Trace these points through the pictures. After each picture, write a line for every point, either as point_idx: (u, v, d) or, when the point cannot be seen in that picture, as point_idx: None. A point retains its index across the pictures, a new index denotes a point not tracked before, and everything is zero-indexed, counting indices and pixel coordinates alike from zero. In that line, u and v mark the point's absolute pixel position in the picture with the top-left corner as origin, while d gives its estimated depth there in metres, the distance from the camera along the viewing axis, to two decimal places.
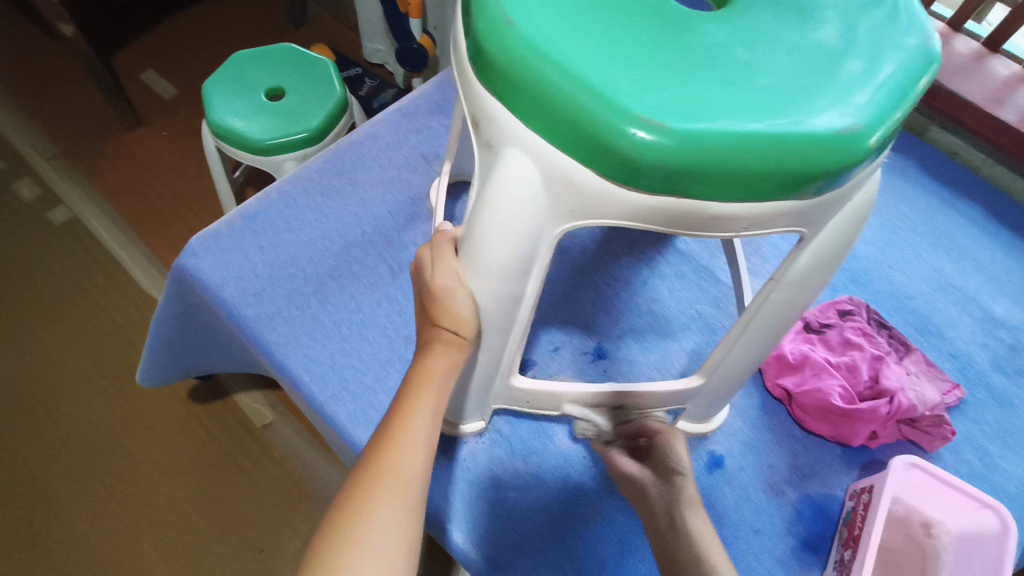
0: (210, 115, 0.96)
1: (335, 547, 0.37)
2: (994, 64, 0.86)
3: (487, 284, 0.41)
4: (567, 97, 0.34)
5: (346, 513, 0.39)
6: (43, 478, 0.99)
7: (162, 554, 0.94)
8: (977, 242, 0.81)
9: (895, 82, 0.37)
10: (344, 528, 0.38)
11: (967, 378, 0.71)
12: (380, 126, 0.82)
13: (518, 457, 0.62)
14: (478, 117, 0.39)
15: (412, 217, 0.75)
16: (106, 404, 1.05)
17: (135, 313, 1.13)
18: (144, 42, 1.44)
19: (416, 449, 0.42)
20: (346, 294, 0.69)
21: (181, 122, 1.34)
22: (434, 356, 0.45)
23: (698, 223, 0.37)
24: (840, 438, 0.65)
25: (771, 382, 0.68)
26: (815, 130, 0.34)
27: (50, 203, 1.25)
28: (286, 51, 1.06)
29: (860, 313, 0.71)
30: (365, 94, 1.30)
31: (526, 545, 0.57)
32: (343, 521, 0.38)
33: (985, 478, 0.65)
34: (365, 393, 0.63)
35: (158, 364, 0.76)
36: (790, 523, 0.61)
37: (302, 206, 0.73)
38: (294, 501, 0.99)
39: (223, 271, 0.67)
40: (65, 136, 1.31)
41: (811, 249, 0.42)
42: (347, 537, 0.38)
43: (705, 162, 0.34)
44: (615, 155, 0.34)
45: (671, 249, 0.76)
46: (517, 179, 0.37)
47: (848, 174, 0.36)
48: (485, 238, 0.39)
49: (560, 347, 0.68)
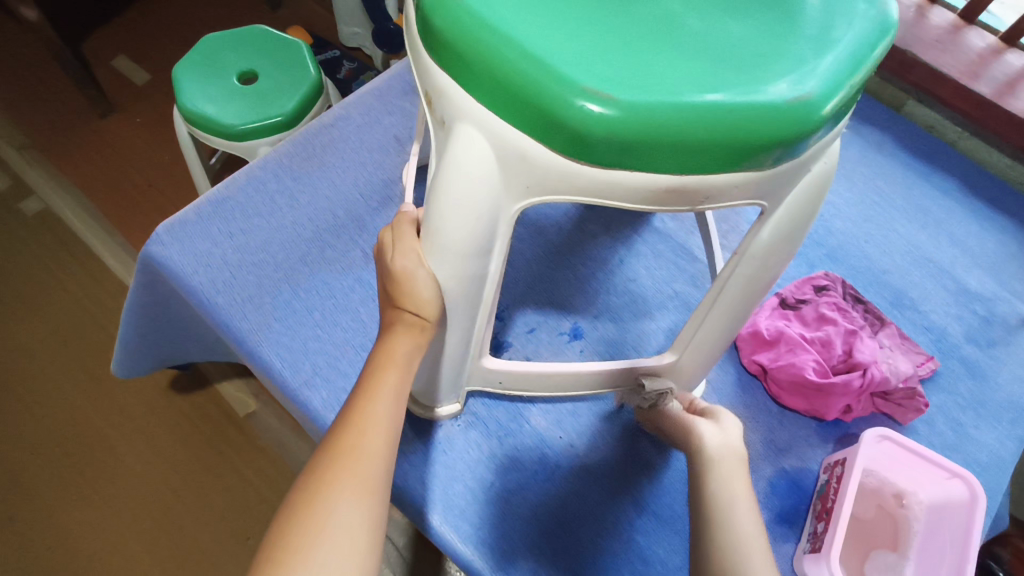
0: (180, 100, 0.94)
1: (296, 529, 0.37)
2: (971, 37, 0.86)
3: (448, 263, 0.40)
4: (515, 69, 0.33)
5: (309, 494, 0.38)
6: (22, 472, 0.98)
7: (146, 545, 0.93)
8: (953, 216, 0.82)
9: (850, 50, 0.36)
10: (306, 508, 0.37)
11: (941, 350, 0.72)
12: (351, 108, 0.80)
13: (494, 439, 0.62)
14: (431, 92, 0.38)
15: (384, 200, 0.74)
16: (86, 397, 1.04)
17: (113, 304, 1.12)
18: (115, 27, 1.40)
19: (379, 431, 0.41)
20: (318, 279, 0.68)
21: (154, 109, 1.31)
22: (396, 338, 0.45)
23: (656, 197, 0.37)
24: (815, 413, 0.65)
25: (746, 358, 0.68)
26: (767, 100, 0.34)
27: (22, 194, 1.22)
28: (259, 32, 1.03)
29: (835, 288, 0.71)
30: (342, 78, 1.28)
31: (505, 527, 0.57)
32: (305, 503, 0.38)
33: (958, 449, 0.66)
34: (339, 378, 0.63)
35: (132, 355, 0.75)
36: (765, 498, 0.61)
37: (271, 191, 0.72)
38: (279, 489, 0.99)
39: (191, 257, 0.66)
40: (35, 124, 1.28)
41: (772, 222, 0.42)
42: (309, 518, 0.37)
43: (658, 135, 0.33)
44: (565, 128, 0.33)
45: (647, 228, 0.76)
46: (470, 155, 0.36)
47: (804, 143, 0.36)
48: (441, 217, 0.38)
49: (536, 328, 0.67)
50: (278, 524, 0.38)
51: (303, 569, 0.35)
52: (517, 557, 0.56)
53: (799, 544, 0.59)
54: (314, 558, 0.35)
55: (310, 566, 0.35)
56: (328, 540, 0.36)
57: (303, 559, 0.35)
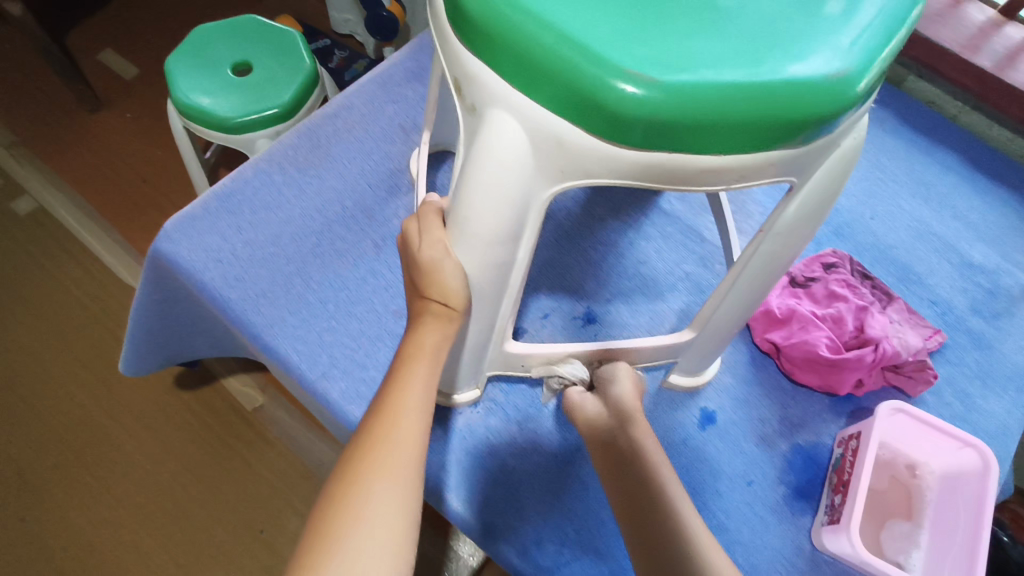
0: (175, 94, 0.92)
1: (335, 517, 0.37)
2: (970, 10, 0.86)
3: (478, 250, 0.40)
4: (550, 53, 0.33)
5: (344, 483, 0.39)
6: (32, 473, 0.97)
7: (161, 542, 0.94)
8: (955, 190, 0.82)
9: (880, 25, 0.37)
10: (342, 497, 0.38)
11: (947, 323, 0.73)
12: (354, 97, 0.79)
13: (514, 425, 0.62)
14: (461, 79, 0.38)
15: (393, 189, 0.74)
16: (92, 397, 1.03)
17: (114, 302, 1.11)
18: (99, 21, 1.38)
19: (412, 421, 0.42)
20: (331, 271, 0.68)
21: (145, 104, 1.29)
22: (425, 329, 0.45)
23: (690, 176, 0.37)
24: (828, 388, 0.66)
25: (758, 337, 0.69)
26: (802, 77, 0.34)
27: (14, 194, 1.20)
28: (251, 22, 1.01)
29: (843, 265, 0.72)
30: (335, 66, 1.26)
31: (528, 510, 0.58)
32: (341, 491, 0.38)
33: (966, 419, 0.67)
34: (356, 369, 0.63)
35: (140, 353, 0.74)
36: (782, 473, 0.63)
37: (279, 183, 0.72)
38: (292, 483, 0.99)
39: (201, 253, 0.65)
40: (24, 122, 1.26)
41: (799, 198, 0.42)
42: (346, 510, 0.37)
43: (696, 115, 0.33)
44: (603, 111, 0.33)
45: (656, 209, 0.76)
46: (504, 141, 0.36)
47: (836, 120, 0.36)
48: (473, 204, 0.38)
49: (550, 313, 0.68)
50: (317, 512, 0.38)
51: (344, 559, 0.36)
52: (541, 539, 0.57)
53: (816, 517, 0.60)
54: (351, 546, 0.36)
55: (349, 554, 0.36)
56: (367, 530, 0.37)
57: (342, 546, 0.36)
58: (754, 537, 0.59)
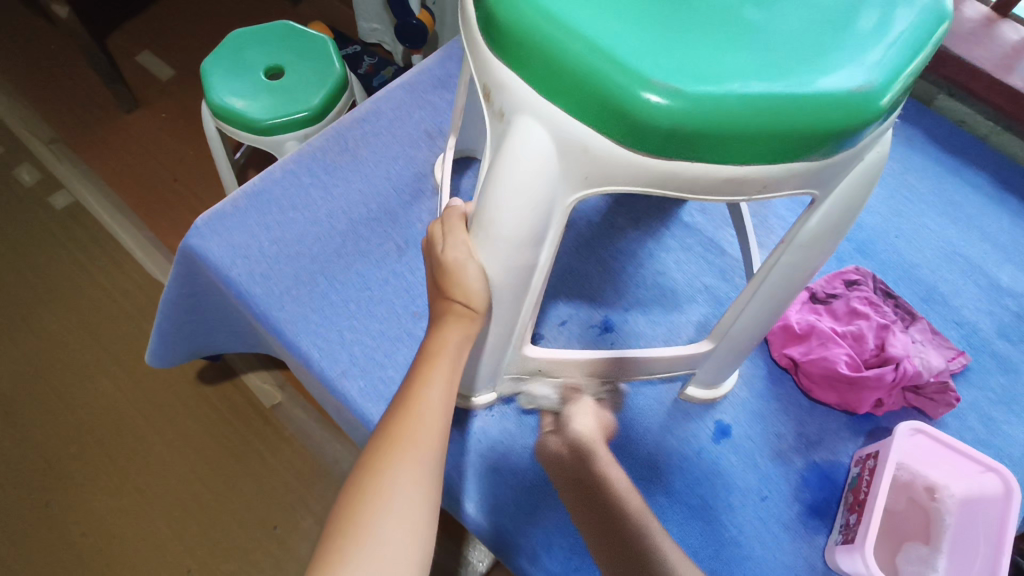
0: (209, 96, 0.95)
1: (360, 507, 0.38)
2: (1004, 29, 0.85)
3: (499, 253, 0.41)
4: (578, 63, 0.34)
5: (370, 475, 0.40)
6: (57, 460, 1.00)
7: (178, 533, 0.95)
8: (984, 211, 0.81)
9: (906, 40, 0.37)
10: (367, 487, 0.39)
11: (972, 345, 0.72)
12: (382, 102, 0.81)
13: (528, 429, 0.62)
14: (490, 86, 0.39)
15: (417, 193, 0.75)
16: (118, 388, 1.05)
17: (142, 296, 1.14)
18: (139, 23, 1.42)
19: (433, 415, 0.43)
20: (354, 271, 0.69)
21: (180, 104, 1.33)
22: (446, 328, 0.46)
23: (713, 186, 0.37)
24: (846, 406, 0.66)
25: (777, 351, 0.68)
26: (826, 91, 0.34)
27: (52, 188, 1.24)
28: (284, 28, 1.04)
29: (866, 282, 0.72)
30: (364, 72, 1.29)
31: (538, 514, 0.58)
32: (367, 481, 0.39)
33: (989, 443, 0.66)
34: (374, 367, 0.64)
35: (166, 345, 0.76)
36: (797, 490, 0.62)
37: (306, 184, 0.73)
38: (307, 480, 1.00)
39: (230, 250, 0.67)
40: (64, 119, 1.30)
41: (823, 209, 0.42)
42: (371, 498, 0.38)
43: (720, 126, 0.34)
44: (628, 119, 0.34)
45: (677, 221, 0.76)
46: (530, 147, 0.37)
47: (861, 134, 0.36)
48: (497, 208, 0.39)
49: (567, 320, 0.68)
50: (342, 501, 0.39)
51: (368, 544, 0.37)
52: (552, 544, 0.57)
53: (831, 536, 0.60)
54: (376, 537, 0.37)
55: (372, 541, 0.37)
56: (390, 519, 0.38)
57: (367, 533, 0.37)
58: (766, 552, 0.59)
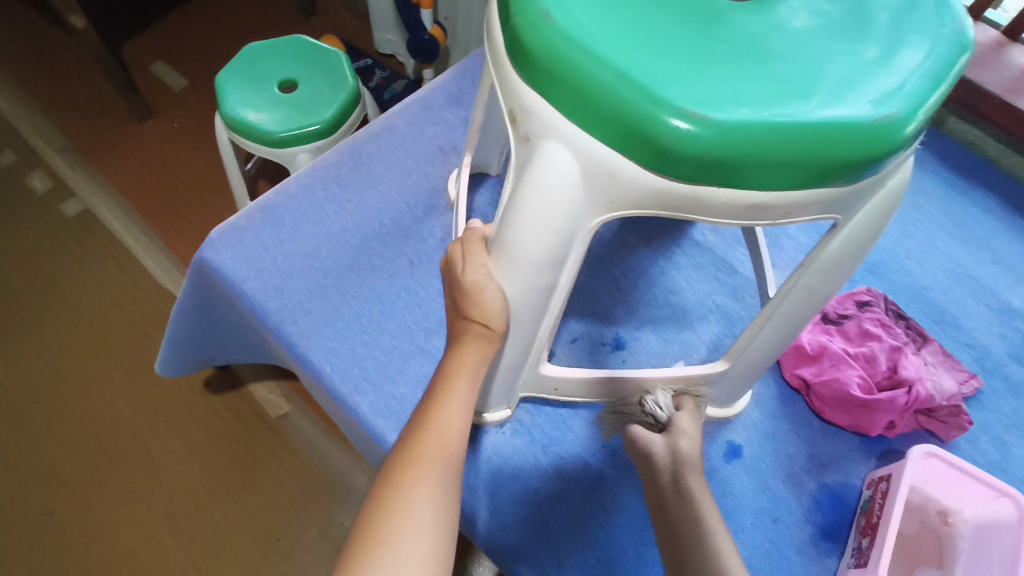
0: (223, 108, 0.96)
1: (380, 520, 0.38)
2: (1015, 53, 0.85)
3: (521, 275, 0.42)
4: (607, 90, 0.35)
5: (389, 491, 0.40)
6: (63, 469, 1.00)
7: (182, 543, 0.95)
8: (995, 233, 0.81)
9: (928, 70, 0.37)
10: (387, 501, 0.39)
11: (984, 368, 0.72)
12: (396, 118, 0.82)
13: (539, 447, 0.62)
14: (516, 110, 0.40)
15: (430, 209, 0.76)
16: (125, 396, 1.06)
17: (151, 304, 1.14)
18: (153, 33, 1.44)
19: (450, 433, 0.43)
20: (366, 285, 0.69)
21: (192, 114, 1.34)
22: (464, 349, 0.46)
23: (736, 212, 0.38)
24: (858, 429, 0.65)
25: (789, 372, 0.68)
26: (850, 120, 0.35)
27: (63, 196, 1.25)
28: (298, 42, 1.06)
29: (878, 304, 0.72)
30: (375, 85, 1.30)
31: (550, 534, 0.58)
32: (386, 496, 0.39)
33: (1003, 468, 0.66)
34: (386, 383, 0.64)
35: (176, 355, 0.77)
36: (809, 512, 0.62)
37: (320, 199, 0.74)
38: (311, 492, 1.00)
39: (244, 263, 0.67)
40: (78, 127, 1.31)
41: (842, 234, 0.43)
42: (391, 512, 0.39)
43: (746, 153, 0.34)
44: (655, 145, 0.34)
45: (689, 239, 0.76)
46: (557, 171, 0.37)
47: (883, 162, 0.37)
48: (521, 229, 0.39)
49: (578, 338, 0.68)
50: (363, 516, 0.39)
51: (388, 559, 0.37)
52: (563, 564, 0.57)
53: (843, 560, 0.59)
54: (396, 552, 0.37)
55: (393, 558, 0.37)
56: (411, 533, 0.38)
57: (388, 550, 0.37)
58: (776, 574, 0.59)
